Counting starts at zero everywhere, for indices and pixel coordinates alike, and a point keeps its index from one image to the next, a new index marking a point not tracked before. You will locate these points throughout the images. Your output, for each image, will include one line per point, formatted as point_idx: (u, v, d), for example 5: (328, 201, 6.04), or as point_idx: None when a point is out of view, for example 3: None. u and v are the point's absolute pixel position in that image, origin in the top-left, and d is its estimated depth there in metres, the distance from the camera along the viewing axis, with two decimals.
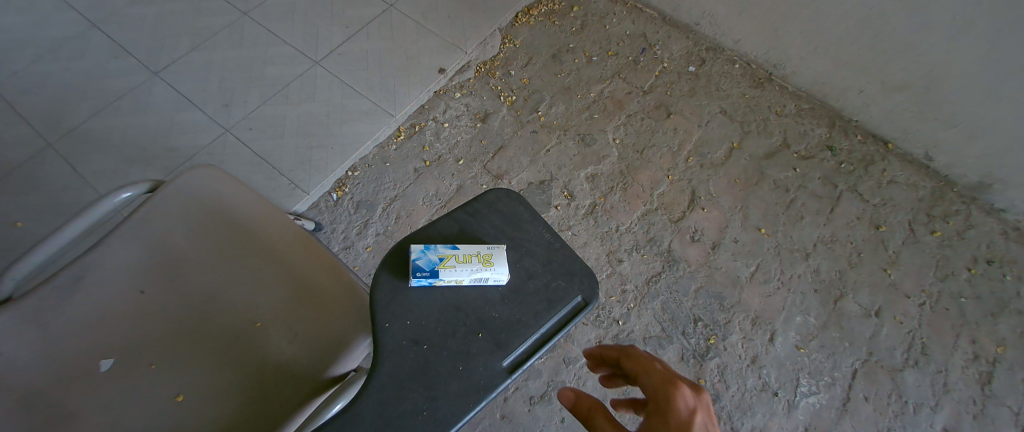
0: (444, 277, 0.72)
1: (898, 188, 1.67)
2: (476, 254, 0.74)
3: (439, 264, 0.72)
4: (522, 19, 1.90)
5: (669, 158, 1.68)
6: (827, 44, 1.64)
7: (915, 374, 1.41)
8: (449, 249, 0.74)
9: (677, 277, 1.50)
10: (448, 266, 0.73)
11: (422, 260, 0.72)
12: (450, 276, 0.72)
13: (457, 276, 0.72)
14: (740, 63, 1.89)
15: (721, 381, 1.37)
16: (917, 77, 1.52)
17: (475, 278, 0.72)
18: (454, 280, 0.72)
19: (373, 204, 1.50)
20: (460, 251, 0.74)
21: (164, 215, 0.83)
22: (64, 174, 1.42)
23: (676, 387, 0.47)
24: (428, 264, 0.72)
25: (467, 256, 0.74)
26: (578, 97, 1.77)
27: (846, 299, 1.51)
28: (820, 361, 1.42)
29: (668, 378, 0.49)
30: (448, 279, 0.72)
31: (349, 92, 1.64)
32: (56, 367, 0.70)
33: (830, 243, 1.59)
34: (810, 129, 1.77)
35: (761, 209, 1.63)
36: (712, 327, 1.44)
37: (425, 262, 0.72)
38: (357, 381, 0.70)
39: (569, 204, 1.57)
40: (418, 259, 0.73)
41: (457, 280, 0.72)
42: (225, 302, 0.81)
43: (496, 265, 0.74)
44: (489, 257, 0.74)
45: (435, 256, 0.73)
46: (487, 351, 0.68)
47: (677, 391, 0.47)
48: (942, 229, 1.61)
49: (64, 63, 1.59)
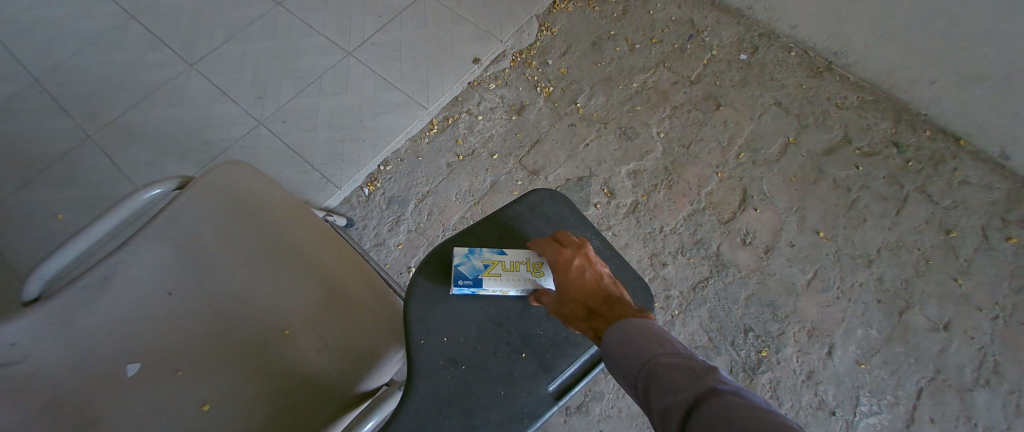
0: (490, 287, 0.65)
1: (972, 189, 1.50)
2: (525, 261, 0.68)
3: (483, 272, 0.66)
4: (560, 6, 1.80)
5: (718, 153, 1.57)
6: (895, 30, 1.47)
7: (987, 396, 1.28)
8: (495, 255, 0.68)
9: (725, 284, 1.40)
10: (493, 274, 0.66)
11: (465, 266, 0.66)
12: (495, 286, 0.66)
13: (503, 287, 0.66)
14: (797, 50, 1.73)
15: (773, 397, 1.28)
16: (997, 67, 1.36)
17: (525, 289, 0.66)
18: (499, 290, 0.66)
19: (405, 199, 1.46)
20: (507, 258, 0.68)
21: (192, 213, 0.79)
22: (104, 166, 1.43)
23: (559, 249, 0.64)
24: (472, 271, 0.66)
25: (515, 264, 0.68)
26: (619, 88, 1.66)
27: (913, 311, 1.37)
28: (883, 379, 1.30)
29: (552, 245, 0.65)
30: (494, 290, 0.65)
31: (381, 83, 1.59)
32: (82, 369, 0.66)
33: (895, 250, 1.44)
34: (874, 122, 1.60)
35: (819, 210, 1.50)
36: (764, 339, 1.34)
37: (469, 270, 0.66)
38: (392, 398, 0.63)
39: (609, 202, 1.48)
40: (459, 264, 0.66)
41: (503, 290, 0.66)
42: (253, 307, 0.78)
43: (544, 275, 0.67)
44: (540, 266, 0.68)
45: (479, 262, 0.67)
46: (531, 375, 0.62)
47: (559, 252, 0.64)
48: (1020, 236, 1.44)
49: (106, 56, 1.61)
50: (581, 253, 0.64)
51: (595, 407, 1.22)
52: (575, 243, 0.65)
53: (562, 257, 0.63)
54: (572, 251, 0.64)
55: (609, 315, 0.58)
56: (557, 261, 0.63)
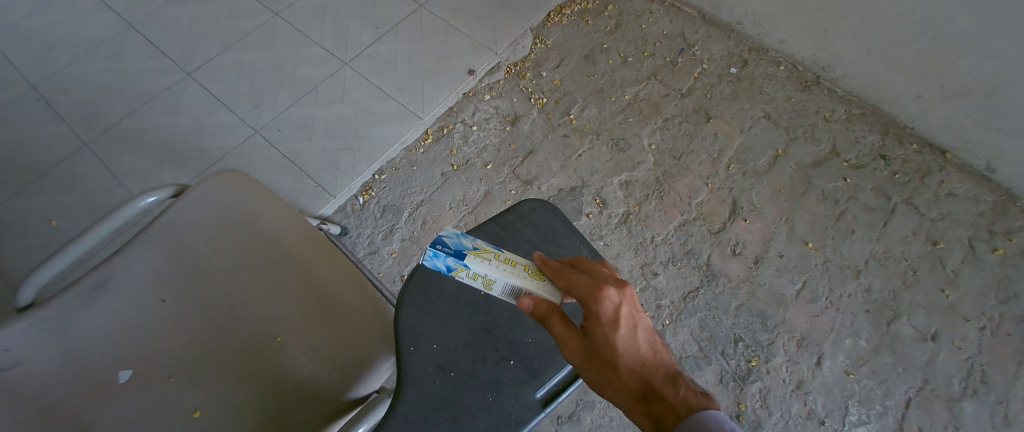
0: (470, 263, 0.59)
1: (957, 201, 1.53)
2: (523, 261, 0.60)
3: (470, 250, 0.60)
4: (554, 19, 1.84)
5: (708, 164, 1.59)
6: (881, 46, 1.51)
7: (974, 405, 1.29)
8: (489, 244, 0.62)
9: (716, 293, 1.42)
10: (481, 255, 0.60)
11: (452, 240, 0.60)
12: (475, 266, 0.59)
13: (487, 269, 0.58)
14: (785, 65, 1.76)
15: (763, 407, 1.29)
16: (980, 82, 1.39)
17: (511, 281, 0.58)
18: (479, 273, 0.59)
19: (399, 208, 1.47)
20: (504, 251, 0.61)
21: (186, 221, 0.81)
22: (100, 173, 1.44)
23: (606, 291, 0.51)
24: (457, 244, 0.60)
25: (508, 258, 0.60)
26: (612, 100, 1.69)
27: (901, 321, 1.39)
28: (871, 388, 1.31)
29: (592, 282, 0.53)
30: (474, 271, 0.59)
31: (378, 93, 1.62)
32: (73, 376, 0.66)
33: (883, 260, 1.46)
34: (861, 135, 1.64)
35: (808, 221, 1.52)
36: (754, 349, 1.35)
37: (454, 243, 0.60)
38: (382, 404, 0.64)
39: (601, 212, 1.50)
40: (445, 234, 0.61)
41: (484, 271, 0.59)
42: (246, 314, 0.79)
43: (541, 281, 0.58)
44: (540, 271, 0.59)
45: (469, 241, 0.61)
46: (520, 381, 0.63)
47: (604, 294, 0.51)
48: (1004, 247, 1.47)
49: (104, 64, 1.62)
50: (629, 298, 0.52)
51: (586, 416, 1.23)
52: (620, 281, 0.53)
53: (607, 301, 0.51)
54: (621, 299, 0.51)
55: (673, 399, 0.48)
56: (603, 309, 0.51)
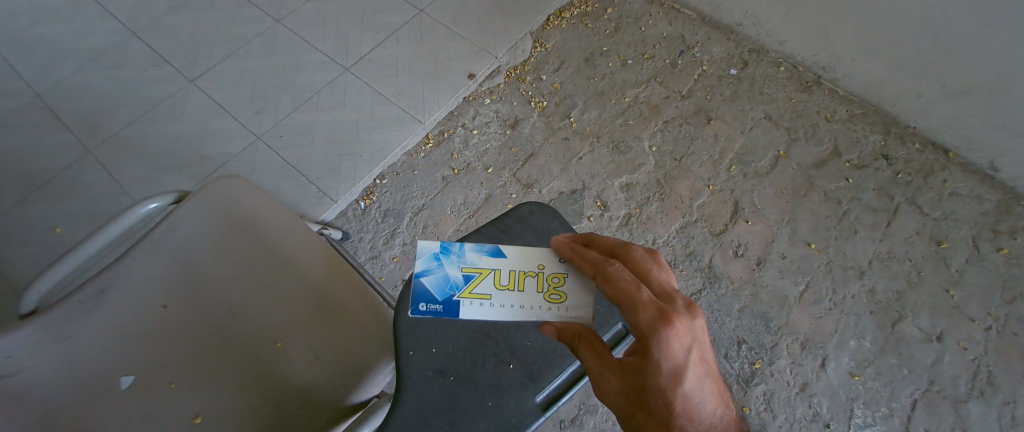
0: (466, 312, 0.59)
1: (960, 201, 1.52)
2: (529, 273, 0.60)
3: (461, 293, 0.59)
4: (554, 23, 1.84)
5: (709, 166, 1.59)
6: (882, 46, 1.50)
7: (981, 407, 1.28)
8: (479, 269, 0.60)
9: (718, 295, 1.41)
10: (473, 295, 0.59)
11: (436, 288, 0.60)
12: (468, 312, 0.58)
13: (485, 313, 0.58)
14: (786, 65, 1.76)
15: (767, 409, 1.28)
16: (982, 81, 1.38)
17: (517, 317, 0.58)
18: (479, 315, 0.59)
19: (400, 212, 1.47)
20: (500, 271, 0.60)
21: (186, 228, 0.81)
22: (103, 181, 1.45)
23: (677, 331, 0.47)
24: (443, 291, 0.59)
25: (505, 280, 0.59)
26: (612, 103, 1.69)
27: (905, 322, 1.38)
28: (876, 390, 1.30)
29: (658, 308, 0.48)
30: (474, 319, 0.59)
31: (378, 98, 1.62)
32: (74, 384, 0.65)
33: (886, 260, 1.46)
34: (862, 136, 1.63)
35: (810, 221, 1.51)
36: (757, 351, 1.34)
37: (438, 292, 0.59)
38: (380, 410, 0.64)
39: (602, 214, 1.50)
40: (426, 280, 0.60)
41: (485, 312, 0.58)
42: (246, 320, 0.79)
43: (552, 298, 0.58)
44: (555, 280, 0.59)
45: (456, 279, 0.60)
46: (519, 385, 0.63)
47: (676, 332, 0.47)
48: (1009, 246, 1.46)
49: (107, 72, 1.63)
50: (697, 335, 0.49)
51: (589, 420, 1.22)
52: (689, 310, 0.49)
53: (677, 343, 0.47)
54: (690, 343, 0.48)
55: None
56: (670, 349, 0.47)
